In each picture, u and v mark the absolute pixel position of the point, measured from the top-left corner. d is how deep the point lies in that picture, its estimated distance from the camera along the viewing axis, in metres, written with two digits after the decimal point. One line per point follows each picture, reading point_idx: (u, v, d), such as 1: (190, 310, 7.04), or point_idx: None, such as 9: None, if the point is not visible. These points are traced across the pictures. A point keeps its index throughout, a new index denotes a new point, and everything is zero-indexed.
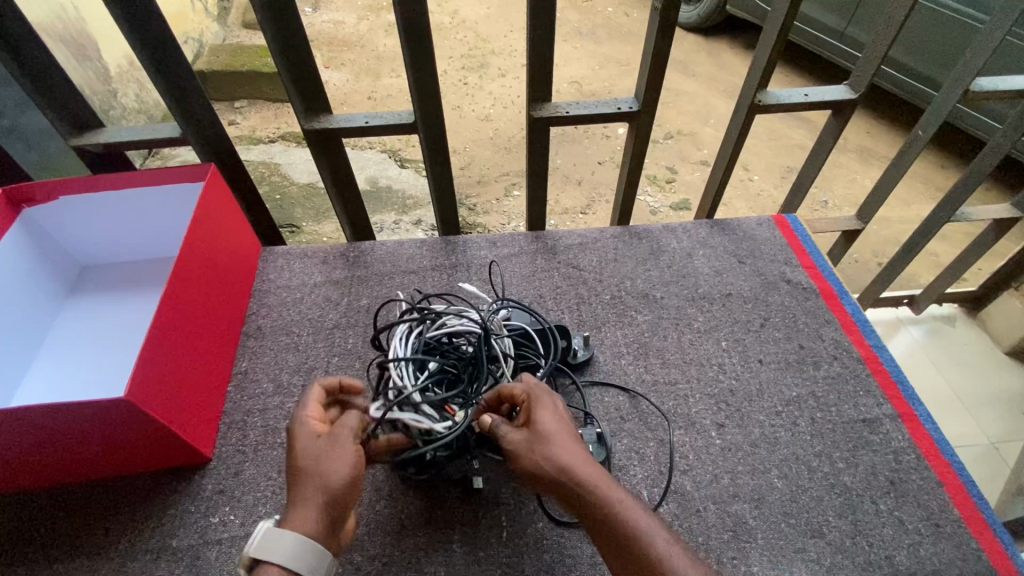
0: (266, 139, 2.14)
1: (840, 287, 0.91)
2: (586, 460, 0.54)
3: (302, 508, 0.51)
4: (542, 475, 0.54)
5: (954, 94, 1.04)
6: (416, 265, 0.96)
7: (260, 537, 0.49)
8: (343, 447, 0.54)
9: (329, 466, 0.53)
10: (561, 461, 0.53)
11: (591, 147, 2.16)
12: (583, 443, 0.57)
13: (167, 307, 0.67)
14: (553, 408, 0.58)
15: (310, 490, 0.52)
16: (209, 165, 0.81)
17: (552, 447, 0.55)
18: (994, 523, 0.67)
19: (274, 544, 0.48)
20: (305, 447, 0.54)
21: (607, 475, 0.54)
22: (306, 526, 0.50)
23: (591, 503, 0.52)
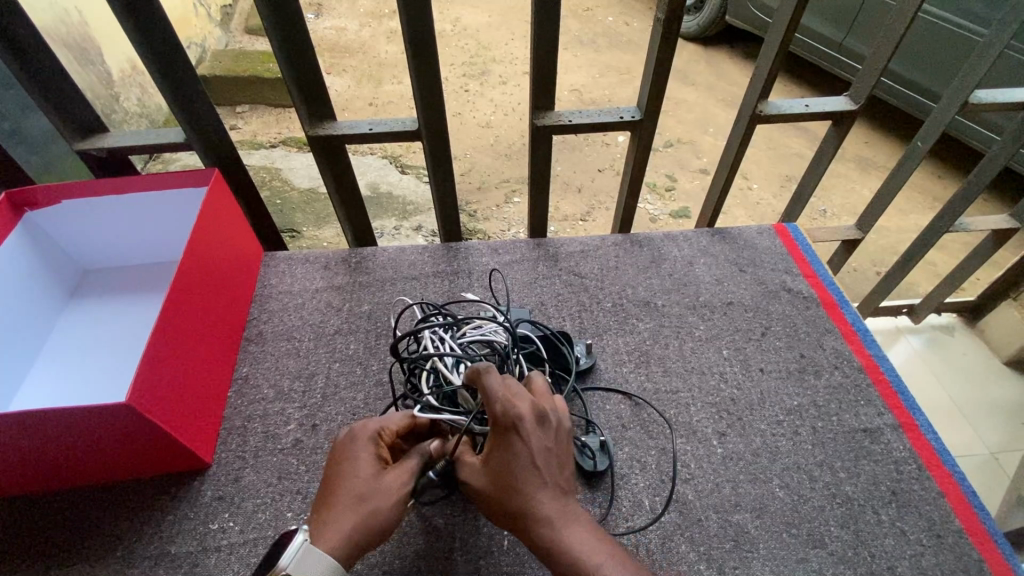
0: (267, 144, 2.15)
1: (841, 297, 0.91)
2: (544, 497, 0.54)
3: (336, 533, 0.52)
4: (502, 498, 0.55)
5: (953, 107, 1.05)
6: (418, 271, 0.96)
7: (297, 553, 0.50)
8: (396, 485, 0.56)
9: (376, 501, 0.55)
10: (517, 487, 0.54)
11: (591, 154, 2.17)
12: (550, 471, 0.55)
13: (169, 312, 0.67)
14: (519, 437, 0.54)
15: (348, 517, 0.53)
16: (211, 170, 0.81)
17: (511, 486, 0.54)
18: (995, 533, 0.67)
19: (307, 565, 0.49)
20: (361, 473, 0.56)
21: (560, 504, 0.55)
22: (335, 550, 0.51)
23: (546, 543, 0.53)
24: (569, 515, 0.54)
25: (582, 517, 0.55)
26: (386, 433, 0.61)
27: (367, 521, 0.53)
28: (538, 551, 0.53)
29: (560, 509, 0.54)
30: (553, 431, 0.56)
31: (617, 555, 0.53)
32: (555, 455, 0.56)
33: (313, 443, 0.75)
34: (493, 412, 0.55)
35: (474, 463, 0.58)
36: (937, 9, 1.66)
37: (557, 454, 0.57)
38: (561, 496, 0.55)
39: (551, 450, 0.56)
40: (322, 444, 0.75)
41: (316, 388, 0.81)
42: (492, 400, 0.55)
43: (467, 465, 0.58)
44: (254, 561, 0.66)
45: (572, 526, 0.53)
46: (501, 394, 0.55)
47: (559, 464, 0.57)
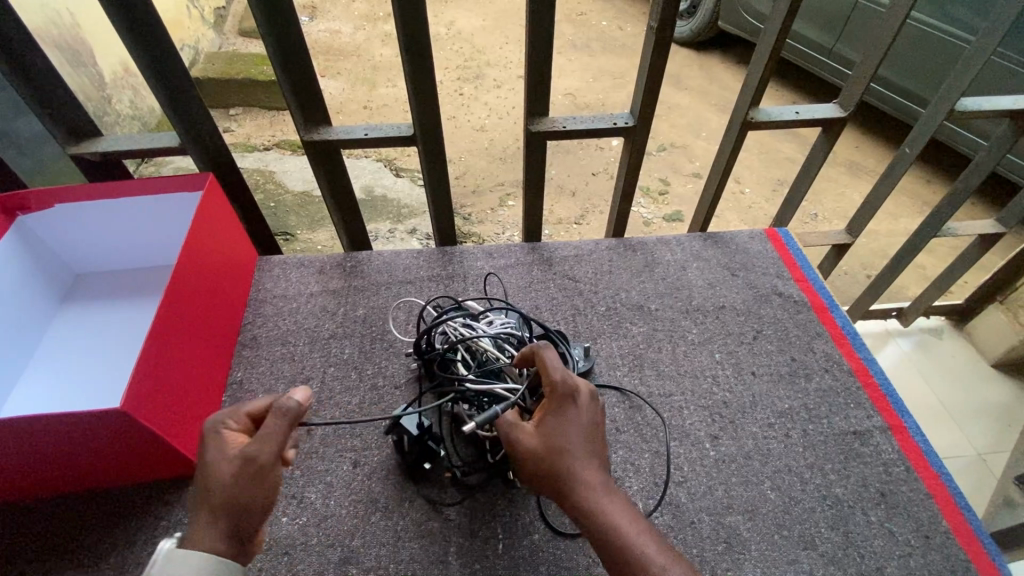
0: (261, 147, 2.14)
1: (830, 300, 0.92)
2: (590, 463, 0.55)
3: (201, 530, 0.49)
4: (546, 462, 0.55)
5: (940, 113, 1.07)
6: (413, 275, 0.96)
7: (161, 560, 0.47)
8: (238, 465, 0.49)
9: (225, 487, 0.49)
10: (562, 453, 0.55)
11: (585, 158, 2.18)
12: (594, 443, 0.57)
13: (164, 316, 0.67)
14: (572, 405, 0.57)
15: (203, 513, 0.49)
16: (207, 175, 0.82)
17: (560, 449, 0.55)
18: (982, 534, 0.68)
19: (167, 567, 0.46)
20: (215, 461, 0.51)
21: (601, 474, 0.55)
22: (199, 548, 0.48)
23: (586, 509, 0.53)
24: (611, 485, 0.55)
25: (621, 491, 0.55)
26: (240, 414, 0.54)
27: (224, 513, 0.49)
28: (578, 516, 0.53)
29: (602, 479, 0.55)
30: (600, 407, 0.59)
31: (654, 529, 0.53)
32: (599, 429, 0.58)
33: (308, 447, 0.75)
34: (550, 379, 0.58)
35: (521, 425, 0.57)
36: (925, 16, 1.68)
37: (600, 430, 0.59)
38: (603, 468, 0.56)
39: (598, 423, 0.58)
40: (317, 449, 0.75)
41: (312, 392, 0.81)
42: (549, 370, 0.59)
43: (514, 427, 0.57)
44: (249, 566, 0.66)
45: (614, 495, 0.54)
46: (559, 368, 0.59)
47: (601, 439, 0.58)
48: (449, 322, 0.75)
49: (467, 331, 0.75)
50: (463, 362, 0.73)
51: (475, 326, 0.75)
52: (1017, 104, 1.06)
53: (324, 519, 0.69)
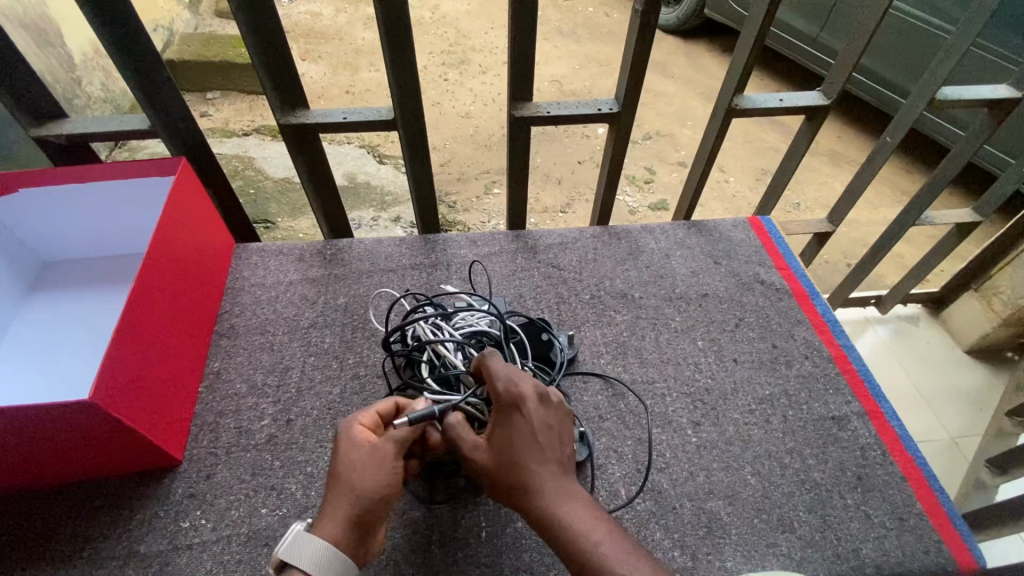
0: (240, 132, 2.09)
1: (811, 289, 0.93)
2: (543, 470, 0.55)
3: (334, 519, 0.52)
4: (499, 472, 0.56)
5: (920, 103, 1.08)
6: (395, 263, 0.94)
7: (291, 543, 0.50)
8: (385, 462, 0.56)
9: (368, 480, 0.54)
10: (513, 460, 0.55)
11: (571, 145, 2.17)
12: (550, 448, 0.56)
13: (135, 306, 0.65)
14: (520, 413, 0.57)
15: (342, 502, 0.53)
16: (179, 159, 0.79)
17: (510, 458, 0.55)
18: (954, 515, 0.70)
19: (303, 550, 0.49)
20: (352, 457, 0.56)
21: (557, 479, 0.55)
22: (332, 535, 0.51)
23: (541, 515, 0.53)
24: (567, 491, 0.54)
25: (581, 494, 0.55)
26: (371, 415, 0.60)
27: (360, 503, 0.53)
28: (536, 524, 0.53)
29: (559, 485, 0.55)
30: (556, 409, 0.59)
31: (615, 531, 0.52)
32: (556, 432, 0.58)
33: (288, 438, 0.74)
34: (495, 388, 0.58)
35: (474, 433, 0.59)
36: (907, 6, 1.69)
37: (559, 433, 0.58)
38: (561, 473, 0.56)
39: (553, 426, 0.58)
40: (296, 439, 0.74)
41: (291, 382, 0.80)
42: (493, 380, 0.59)
43: (468, 435, 0.59)
44: (228, 558, 0.64)
45: (572, 500, 0.53)
46: (504, 376, 0.59)
47: (560, 442, 0.58)
48: (419, 322, 0.74)
49: (435, 333, 0.73)
50: (427, 364, 0.71)
51: (443, 328, 0.74)
52: (995, 94, 1.07)
53: (304, 509, 0.68)
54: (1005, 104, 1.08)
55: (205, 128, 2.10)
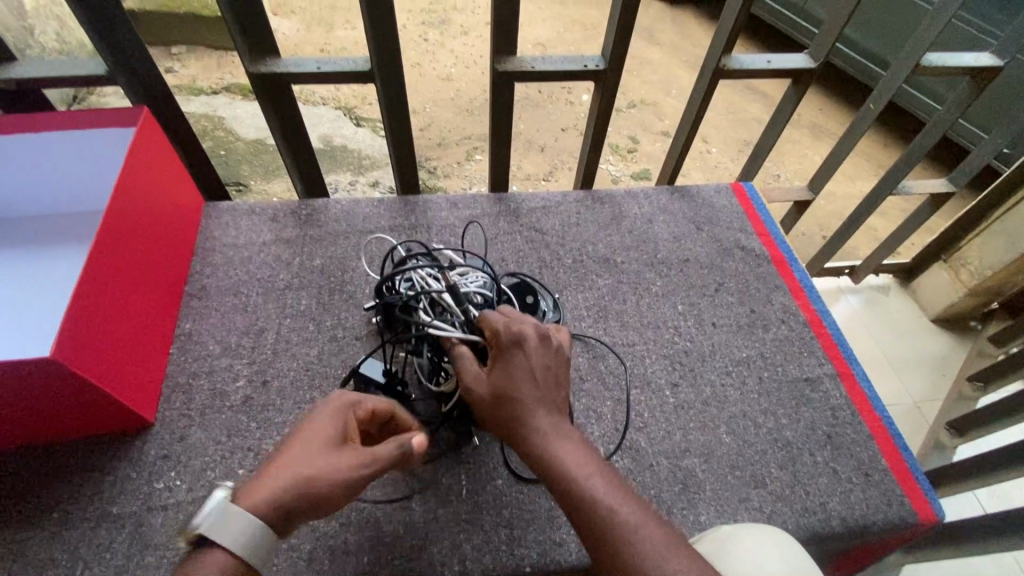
0: (208, 90, 1.98)
1: (790, 255, 0.94)
2: (539, 409, 0.56)
3: (267, 492, 0.47)
4: (496, 408, 0.57)
5: (903, 72, 1.07)
6: (373, 225, 0.92)
7: (218, 508, 0.46)
8: (351, 464, 0.51)
9: (323, 471, 0.49)
10: (511, 400, 0.56)
11: (555, 112, 2.12)
12: (547, 390, 0.58)
13: (97, 262, 0.62)
14: (520, 351, 0.58)
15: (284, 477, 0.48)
16: (141, 110, 0.75)
17: (507, 395, 0.56)
18: (916, 472, 0.73)
19: (222, 522, 0.45)
20: (321, 436, 0.52)
21: (555, 421, 0.56)
22: (262, 511, 0.47)
23: (537, 451, 0.54)
24: (562, 431, 0.55)
25: (575, 436, 0.56)
26: (365, 406, 0.57)
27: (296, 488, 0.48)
28: (531, 462, 0.54)
29: (554, 424, 0.56)
30: (555, 352, 0.60)
31: (606, 472, 0.53)
32: (553, 375, 0.59)
33: (264, 400, 0.73)
34: (494, 329, 0.60)
35: (475, 367, 0.60)
36: None
37: (556, 375, 0.59)
38: (557, 413, 0.57)
39: (551, 367, 0.59)
40: (273, 401, 0.73)
41: (267, 343, 0.78)
42: (494, 321, 0.61)
43: (467, 369, 0.60)
44: None
45: (567, 439, 0.55)
46: (503, 319, 0.61)
47: (557, 385, 0.59)
48: (415, 270, 0.72)
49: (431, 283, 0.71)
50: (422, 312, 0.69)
51: (437, 281, 0.72)
52: (977, 62, 1.07)
53: None
54: (986, 73, 1.08)
55: (171, 85, 1.99)
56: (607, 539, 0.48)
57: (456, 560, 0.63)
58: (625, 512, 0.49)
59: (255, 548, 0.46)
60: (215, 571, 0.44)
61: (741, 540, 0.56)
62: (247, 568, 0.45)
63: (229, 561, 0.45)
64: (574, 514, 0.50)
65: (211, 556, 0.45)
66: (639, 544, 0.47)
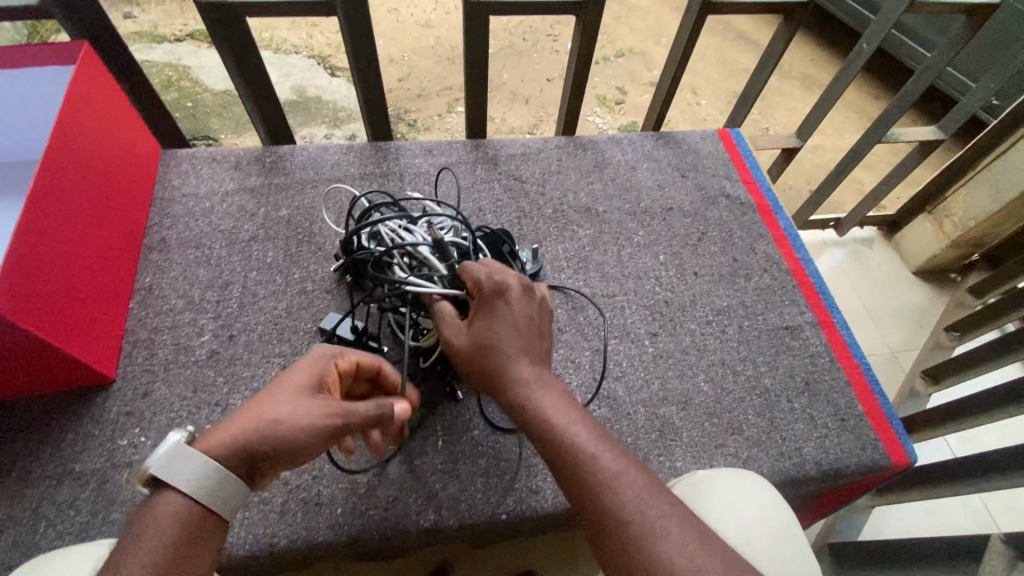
0: (170, 37, 1.85)
1: (775, 202, 0.92)
2: (522, 359, 0.56)
3: (223, 440, 0.46)
4: (477, 359, 0.56)
5: (899, 8, 1.02)
6: (343, 173, 0.87)
7: (168, 455, 0.44)
8: (319, 412, 0.49)
9: (285, 419, 0.47)
10: (492, 349, 0.56)
11: (539, 61, 2.03)
12: (529, 340, 0.57)
13: (39, 208, 0.57)
14: (504, 300, 0.58)
15: (242, 425, 0.47)
16: (81, 44, 0.69)
17: (489, 344, 0.56)
18: (891, 417, 0.73)
19: (175, 468, 0.44)
20: (283, 392, 0.49)
21: (536, 369, 0.55)
22: (218, 458, 0.45)
23: (517, 400, 0.53)
24: (544, 379, 0.55)
25: (557, 385, 0.55)
26: (348, 361, 0.54)
27: (257, 434, 0.47)
28: (513, 411, 0.54)
29: (536, 374, 0.55)
30: (536, 301, 0.59)
31: (587, 419, 0.52)
32: (535, 325, 0.58)
33: (230, 354, 0.70)
34: (476, 279, 0.59)
35: (456, 320, 0.59)
36: None
37: (538, 325, 0.59)
38: (540, 364, 0.56)
39: (533, 318, 0.58)
40: (240, 355, 0.70)
41: (232, 297, 0.75)
42: (474, 270, 0.59)
43: (448, 323, 0.59)
44: None
45: (549, 386, 0.54)
46: (485, 268, 0.59)
47: (540, 335, 0.58)
48: (383, 223, 0.68)
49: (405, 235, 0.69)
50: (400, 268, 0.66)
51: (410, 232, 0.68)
52: None
53: None
54: (981, 13, 1.04)
55: (130, 31, 1.86)
56: (589, 481, 0.47)
57: (431, 510, 0.62)
58: (605, 457, 0.48)
59: (214, 490, 0.45)
60: (172, 511, 0.43)
61: (714, 484, 0.56)
62: (212, 512, 0.44)
63: (189, 501, 0.44)
64: (554, 459, 0.50)
65: (171, 497, 0.43)
66: (621, 488, 0.46)
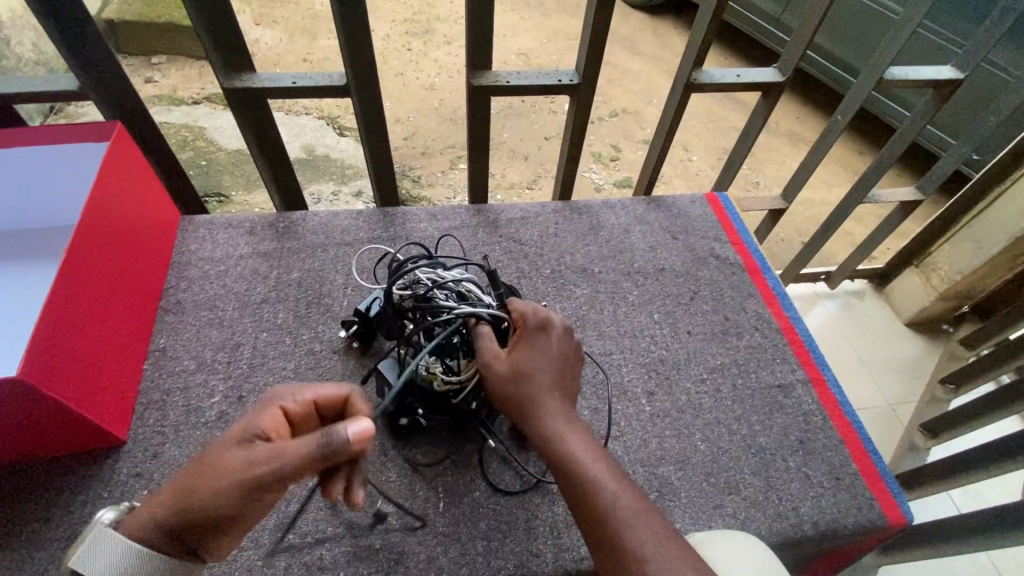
0: (188, 100, 1.97)
1: (763, 263, 0.96)
2: (553, 395, 0.58)
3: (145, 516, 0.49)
4: (512, 388, 0.58)
5: (869, 83, 1.10)
6: (351, 237, 0.92)
7: (91, 539, 0.48)
8: (241, 468, 0.47)
9: (210, 480, 0.47)
10: (529, 381, 0.58)
11: (538, 121, 2.14)
12: (561, 380, 0.59)
13: (70, 280, 0.61)
14: (544, 337, 0.60)
15: (165, 502, 0.48)
16: (115, 124, 0.75)
17: (525, 374, 0.58)
18: (885, 475, 0.74)
19: (96, 552, 0.48)
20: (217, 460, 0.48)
21: (564, 409, 0.58)
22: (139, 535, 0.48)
23: (545, 435, 0.55)
24: (571, 419, 0.57)
25: (582, 426, 0.57)
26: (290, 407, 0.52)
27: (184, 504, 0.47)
28: (539, 443, 0.55)
29: (565, 413, 0.57)
30: (573, 344, 0.62)
31: (610, 462, 0.54)
32: (568, 367, 0.61)
33: (239, 415, 0.72)
34: (522, 315, 0.62)
35: (494, 345, 0.61)
36: None
37: (571, 368, 0.61)
38: (568, 403, 0.59)
39: (568, 358, 0.61)
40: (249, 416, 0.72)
41: (242, 358, 0.77)
42: (521, 307, 0.63)
43: (487, 347, 0.60)
44: None
45: (574, 422, 0.57)
46: (530, 306, 0.63)
47: (570, 378, 0.61)
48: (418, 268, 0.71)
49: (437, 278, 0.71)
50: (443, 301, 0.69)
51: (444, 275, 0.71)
52: (940, 75, 1.11)
53: None
54: (946, 86, 1.12)
55: (151, 95, 1.97)
56: (608, 522, 0.49)
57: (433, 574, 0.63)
58: (626, 501, 0.50)
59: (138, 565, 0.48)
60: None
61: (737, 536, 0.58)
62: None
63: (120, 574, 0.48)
64: (575, 495, 0.51)
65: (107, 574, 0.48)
66: (639, 533, 0.48)
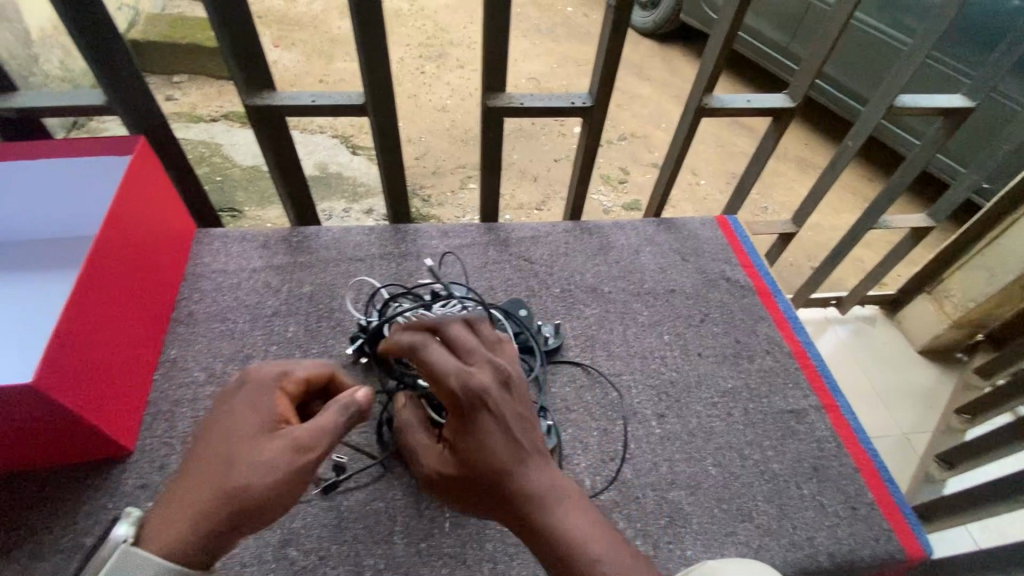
0: (206, 118, 2.01)
1: (774, 286, 0.95)
2: (516, 465, 0.51)
3: (173, 528, 0.47)
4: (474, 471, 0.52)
5: (879, 111, 1.10)
6: (363, 253, 0.92)
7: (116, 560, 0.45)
8: (283, 449, 0.49)
9: (249, 470, 0.48)
10: (487, 462, 0.51)
11: (548, 143, 2.17)
12: (521, 440, 0.52)
13: (87, 289, 0.62)
14: (486, 406, 0.52)
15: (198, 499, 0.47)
16: (138, 138, 0.76)
17: (480, 455, 0.51)
18: (902, 504, 0.72)
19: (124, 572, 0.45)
20: (246, 448, 0.49)
21: (535, 472, 0.52)
22: (176, 545, 0.47)
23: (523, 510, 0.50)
24: (545, 484, 0.51)
25: (559, 485, 0.52)
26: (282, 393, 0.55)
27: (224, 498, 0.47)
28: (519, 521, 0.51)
29: (536, 478, 0.51)
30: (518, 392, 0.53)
31: (597, 522, 0.50)
32: (521, 422, 0.53)
33: None
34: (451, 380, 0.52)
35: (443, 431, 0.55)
36: (873, 19, 1.76)
37: (524, 418, 0.53)
38: (536, 462, 0.52)
39: (521, 412, 0.53)
40: None
41: None
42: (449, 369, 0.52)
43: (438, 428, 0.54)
44: None
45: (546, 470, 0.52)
46: (457, 366, 0.52)
47: (528, 428, 0.53)
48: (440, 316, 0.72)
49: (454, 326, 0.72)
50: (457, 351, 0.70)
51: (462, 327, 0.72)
52: (950, 103, 1.11)
53: None
54: (957, 114, 1.13)
55: (170, 112, 2.02)
56: None
57: None
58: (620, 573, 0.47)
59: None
60: None
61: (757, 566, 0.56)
62: None
63: None
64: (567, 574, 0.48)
65: None
66: None
